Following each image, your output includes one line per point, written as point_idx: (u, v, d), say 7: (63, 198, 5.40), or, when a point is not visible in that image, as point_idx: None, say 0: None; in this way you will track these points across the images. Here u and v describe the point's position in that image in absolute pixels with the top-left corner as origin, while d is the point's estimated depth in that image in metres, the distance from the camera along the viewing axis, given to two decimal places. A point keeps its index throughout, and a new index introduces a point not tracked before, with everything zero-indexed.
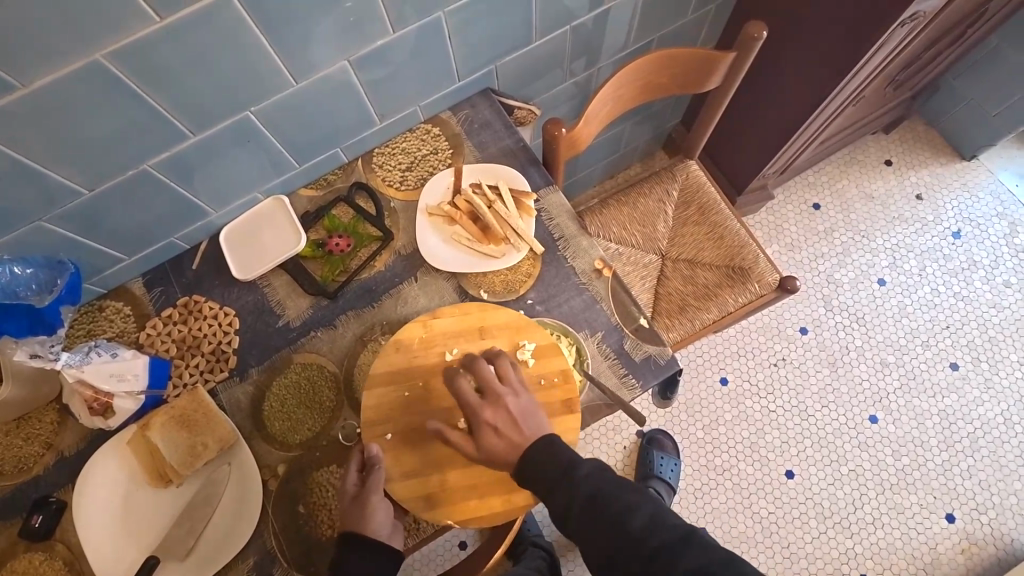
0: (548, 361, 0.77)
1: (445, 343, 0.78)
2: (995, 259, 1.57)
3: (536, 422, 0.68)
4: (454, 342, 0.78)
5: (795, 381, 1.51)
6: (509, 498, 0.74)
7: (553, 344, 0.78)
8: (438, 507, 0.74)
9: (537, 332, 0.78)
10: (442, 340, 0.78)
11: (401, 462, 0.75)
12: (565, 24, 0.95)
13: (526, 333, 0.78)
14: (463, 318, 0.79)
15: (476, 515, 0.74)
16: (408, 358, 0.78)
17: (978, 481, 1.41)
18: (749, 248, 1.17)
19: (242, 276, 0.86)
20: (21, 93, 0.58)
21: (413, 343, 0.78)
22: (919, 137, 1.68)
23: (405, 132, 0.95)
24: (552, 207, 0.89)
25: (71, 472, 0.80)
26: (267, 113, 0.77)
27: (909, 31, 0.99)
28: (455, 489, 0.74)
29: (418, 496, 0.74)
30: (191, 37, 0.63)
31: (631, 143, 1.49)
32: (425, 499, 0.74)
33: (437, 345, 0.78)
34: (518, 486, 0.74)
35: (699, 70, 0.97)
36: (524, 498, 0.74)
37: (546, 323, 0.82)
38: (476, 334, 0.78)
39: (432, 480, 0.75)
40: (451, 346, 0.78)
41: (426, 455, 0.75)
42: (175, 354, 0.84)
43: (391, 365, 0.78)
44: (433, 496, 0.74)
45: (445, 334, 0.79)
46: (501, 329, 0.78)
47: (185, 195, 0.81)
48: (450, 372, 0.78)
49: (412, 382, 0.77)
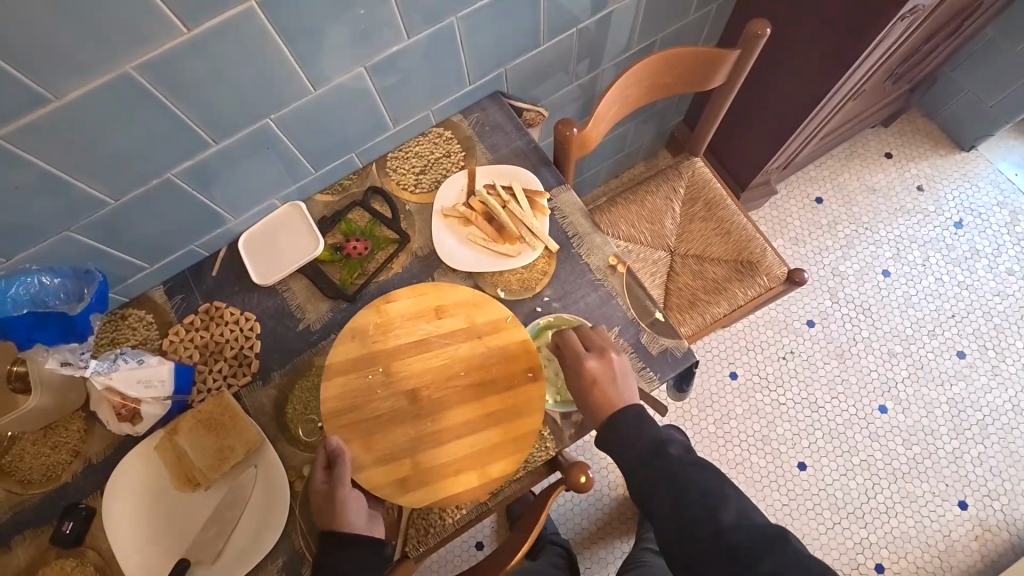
0: (507, 333, 0.79)
1: (403, 325, 0.80)
2: (998, 248, 1.59)
3: (628, 385, 0.74)
4: (413, 323, 0.80)
5: (804, 374, 1.52)
6: (485, 470, 0.75)
7: (509, 315, 0.80)
8: (413, 489, 0.75)
9: (495, 306, 0.81)
10: (400, 323, 0.80)
11: (370, 450, 0.76)
12: (571, 28, 0.97)
13: (487, 306, 0.81)
14: (420, 298, 0.81)
15: (450, 495, 0.75)
16: (368, 346, 0.79)
17: (989, 468, 1.42)
18: (756, 242, 1.18)
19: (262, 281, 0.88)
20: (55, 106, 0.60)
21: (370, 329, 0.80)
22: (918, 129, 1.70)
23: (417, 136, 0.96)
24: (565, 205, 0.90)
25: (99, 479, 0.81)
26: (286, 120, 0.79)
27: (908, 26, 1.00)
28: (428, 469, 0.75)
29: (391, 482, 0.75)
30: (215, 48, 0.64)
31: (635, 142, 1.51)
32: (399, 483, 0.75)
33: (396, 327, 0.80)
34: (493, 458, 0.76)
35: (704, 70, 0.99)
36: (500, 469, 0.75)
37: (564, 318, 0.83)
38: (433, 314, 0.80)
39: (405, 463, 0.75)
40: (410, 330, 0.80)
41: (395, 438, 0.76)
42: (198, 360, 0.85)
43: (350, 353, 0.79)
44: (407, 479, 0.75)
45: (402, 317, 0.80)
46: (459, 308, 0.81)
47: (206, 203, 0.82)
48: (413, 353, 0.79)
49: (373, 369, 0.79)
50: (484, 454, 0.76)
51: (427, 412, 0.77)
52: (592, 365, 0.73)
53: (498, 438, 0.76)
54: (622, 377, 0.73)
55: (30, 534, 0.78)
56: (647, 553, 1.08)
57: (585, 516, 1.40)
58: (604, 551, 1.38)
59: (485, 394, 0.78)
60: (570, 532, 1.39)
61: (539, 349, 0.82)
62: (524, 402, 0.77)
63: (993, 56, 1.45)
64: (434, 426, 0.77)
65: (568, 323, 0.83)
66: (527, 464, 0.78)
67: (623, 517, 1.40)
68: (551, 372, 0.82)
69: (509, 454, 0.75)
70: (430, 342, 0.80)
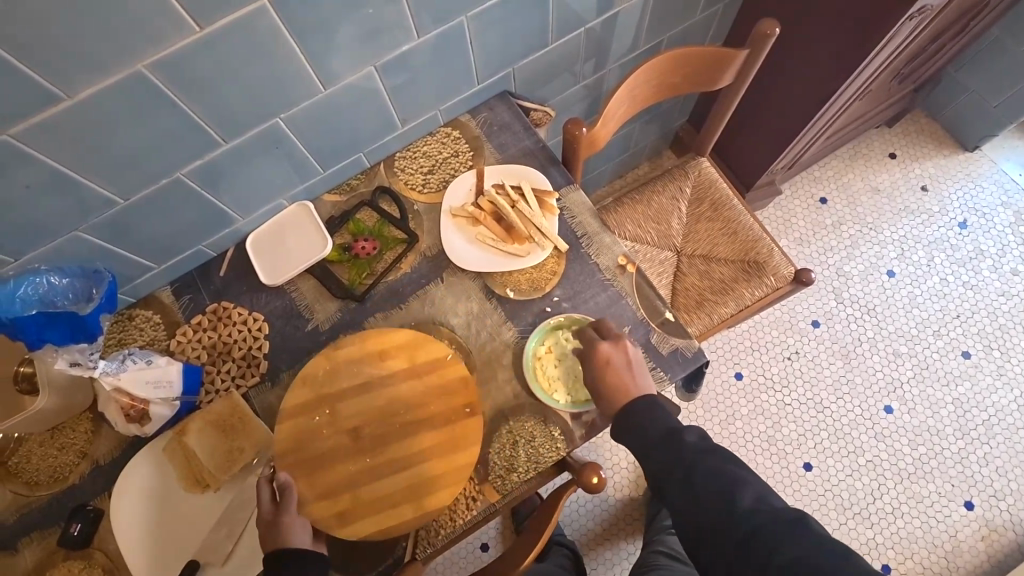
0: (447, 372, 0.78)
1: (348, 368, 0.79)
2: (1002, 248, 1.59)
3: (644, 376, 0.74)
4: (355, 367, 0.79)
5: (809, 375, 1.52)
6: (422, 504, 0.74)
7: (449, 354, 0.79)
8: (351, 522, 0.73)
9: (436, 347, 0.79)
10: (345, 366, 0.79)
11: (312, 485, 0.74)
12: (579, 28, 0.97)
13: (430, 348, 0.79)
14: (365, 343, 0.80)
15: (386, 528, 0.73)
16: (316, 389, 0.78)
17: (995, 468, 1.42)
18: (763, 242, 1.18)
19: (270, 282, 0.87)
20: (67, 104, 0.59)
21: (317, 374, 0.78)
22: (922, 129, 1.71)
23: (425, 136, 0.96)
24: (574, 205, 0.90)
25: (108, 480, 0.81)
26: (295, 119, 0.79)
27: (916, 25, 1.00)
28: (367, 504, 0.74)
29: (332, 515, 0.73)
30: (227, 46, 0.64)
31: (640, 143, 1.51)
32: (336, 516, 0.73)
33: (340, 372, 0.78)
34: (430, 492, 0.74)
35: (712, 69, 0.98)
36: (443, 499, 0.74)
37: (575, 318, 0.83)
38: (376, 356, 0.79)
39: (344, 497, 0.74)
40: (352, 373, 0.78)
41: (336, 475, 0.75)
42: (206, 360, 0.84)
43: (297, 397, 0.77)
44: (346, 513, 0.73)
45: (347, 361, 0.79)
46: (402, 349, 0.79)
47: (214, 202, 0.82)
48: (359, 393, 0.78)
49: (319, 410, 0.77)
50: (422, 488, 0.74)
51: (369, 451, 0.76)
52: (607, 351, 0.74)
53: (435, 472, 0.75)
54: (634, 364, 0.74)
55: (38, 536, 0.78)
56: (659, 556, 1.07)
57: (591, 517, 1.40)
58: (610, 552, 1.37)
59: (426, 430, 0.76)
60: (575, 533, 1.39)
61: (550, 348, 0.82)
62: (461, 441, 0.75)
63: (998, 56, 1.45)
64: (375, 463, 0.75)
65: (577, 323, 0.82)
66: (536, 464, 0.78)
67: (629, 518, 1.39)
68: (564, 372, 0.81)
69: (444, 488, 0.74)
70: (371, 385, 0.78)
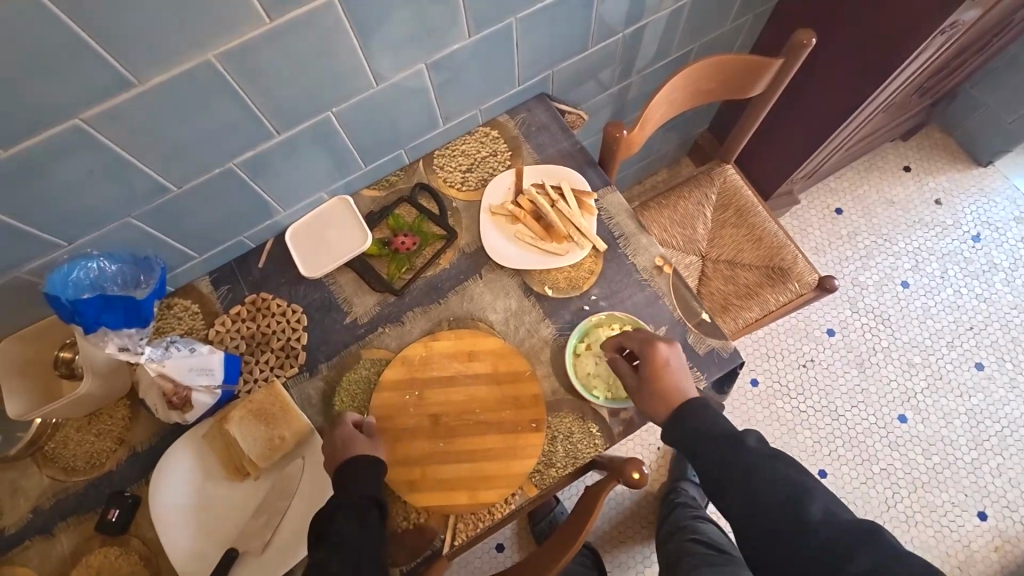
0: (523, 385, 0.80)
1: (443, 363, 0.82)
2: (1015, 262, 1.61)
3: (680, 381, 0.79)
4: (449, 363, 0.82)
5: (824, 382, 1.54)
6: (475, 494, 0.76)
7: (529, 369, 0.81)
8: (418, 490, 0.77)
9: (519, 360, 0.81)
10: (439, 360, 0.82)
11: (395, 449, 0.78)
12: (617, 33, 0.98)
13: (513, 358, 0.81)
14: (460, 340, 0.83)
15: (443, 505, 0.76)
16: (411, 371, 0.81)
17: (1007, 479, 1.43)
18: (788, 249, 1.20)
19: (310, 274, 0.88)
20: (138, 90, 0.60)
21: (415, 358, 0.82)
22: (935, 143, 1.74)
23: (464, 135, 0.97)
24: (611, 206, 0.91)
25: (144, 467, 0.81)
26: (346, 114, 0.80)
27: (945, 41, 1.02)
28: (435, 479, 0.77)
29: (402, 481, 0.77)
30: (292, 38, 0.65)
31: (661, 150, 1.53)
32: (407, 484, 0.77)
33: (435, 364, 0.82)
34: (485, 485, 0.76)
35: (747, 77, 1.00)
36: (488, 496, 0.76)
37: (615, 317, 0.84)
38: (466, 355, 0.82)
39: (416, 467, 0.78)
40: (443, 366, 0.81)
41: (414, 449, 0.78)
42: (245, 350, 0.85)
43: (394, 376, 0.81)
44: (414, 482, 0.77)
45: (442, 353, 0.82)
46: (488, 353, 0.82)
47: (259, 194, 0.82)
48: (448, 385, 0.81)
49: (410, 389, 0.81)
50: (479, 479, 0.77)
51: (445, 437, 0.79)
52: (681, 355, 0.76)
53: (496, 470, 0.77)
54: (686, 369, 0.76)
55: (74, 521, 0.78)
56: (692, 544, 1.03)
57: (606, 520, 1.40)
58: (625, 555, 1.37)
59: (491, 432, 0.79)
60: (590, 535, 1.39)
61: (591, 347, 0.83)
62: (528, 443, 0.78)
63: (1014, 74, 1.48)
64: (444, 448, 0.78)
65: (619, 322, 0.83)
66: (573, 462, 0.79)
67: (643, 521, 1.40)
68: (605, 370, 0.81)
69: (503, 484, 0.76)
70: (457, 378, 0.81)
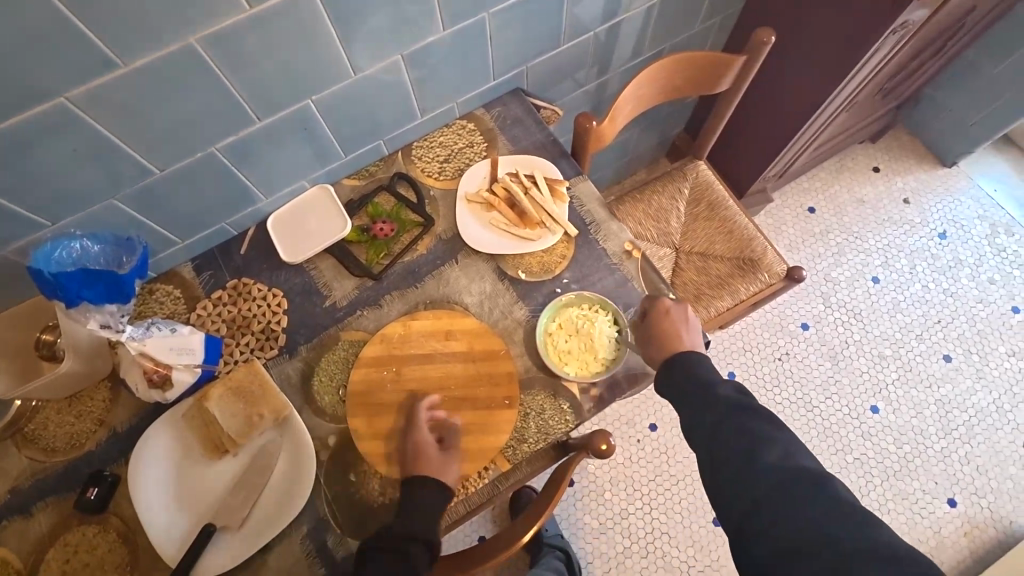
0: (498, 362, 0.83)
1: (420, 342, 0.84)
2: (980, 258, 1.67)
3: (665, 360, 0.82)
4: (426, 342, 0.84)
5: (799, 375, 1.58)
6: (449, 466, 0.79)
7: (503, 348, 0.83)
8: (394, 463, 0.79)
9: (493, 339, 0.84)
10: (417, 339, 0.84)
11: (371, 424, 0.80)
12: (589, 31, 1.03)
13: (487, 338, 0.84)
14: (436, 321, 0.85)
15: None
16: (389, 349, 0.84)
17: (975, 467, 1.47)
18: (758, 241, 1.24)
19: (290, 258, 0.91)
20: (123, 71, 0.63)
21: (394, 336, 0.85)
22: (903, 145, 1.80)
23: (442, 127, 1.01)
24: (583, 194, 0.95)
25: (123, 448, 0.82)
26: (325, 102, 0.83)
27: (898, 41, 1.07)
28: (410, 452, 0.79)
29: (378, 455, 0.79)
30: (271, 26, 0.68)
31: (638, 150, 1.58)
32: (383, 457, 0.79)
33: (412, 343, 0.84)
34: (459, 458, 0.79)
35: (714, 73, 1.05)
36: (462, 469, 0.79)
37: (584, 297, 0.86)
38: (442, 334, 0.84)
39: (392, 440, 0.80)
40: (421, 344, 0.84)
41: (391, 423, 0.81)
42: (226, 333, 0.87)
43: (372, 354, 0.84)
44: (390, 455, 0.79)
45: (419, 333, 0.85)
46: (465, 333, 0.84)
47: (242, 179, 0.85)
48: (425, 363, 0.83)
49: (388, 367, 0.83)
50: (453, 453, 0.79)
51: (421, 412, 0.81)
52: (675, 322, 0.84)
53: (470, 444, 0.80)
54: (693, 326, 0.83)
55: (53, 501, 0.79)
56: None
57: (586, 510, 1.43)
58: (604, 545, 1.40)
59: (465, 407, 0.81)
60: (571, 526, 1.41)
61: (561, 324, 0.85)
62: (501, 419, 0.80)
63: (973, 78, 1.55)
64: (420, 423, 0.81)
65: (588, 302, 0.86)
66: (546, 437, 0.81)
67: (623, 511, 1.42)
68: (576, 347, 0.84)
69: (477, 458, 0.79)
70: (435, 356, 0.84)
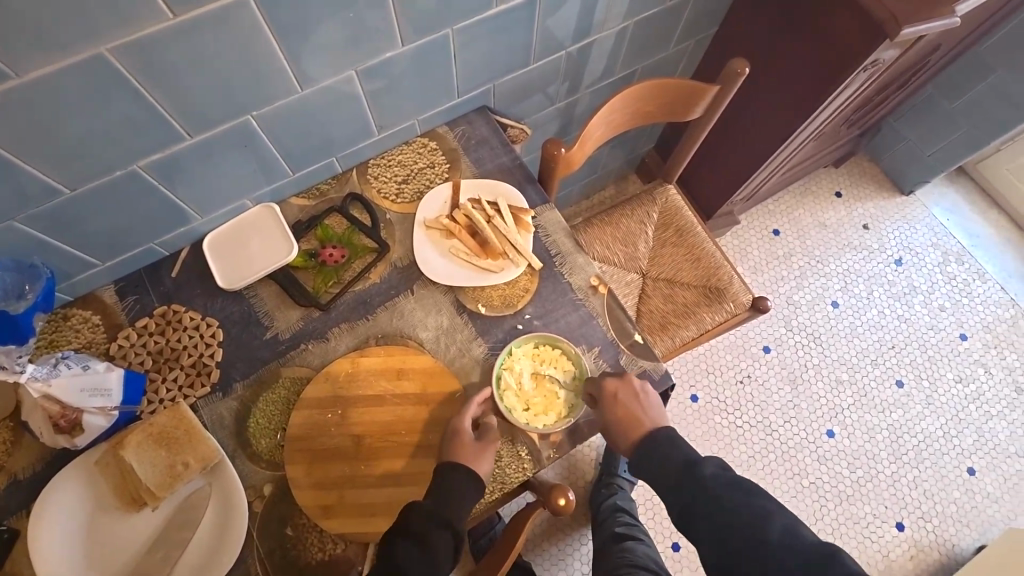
0: (455, 406, 0.77)
1: (369, 381, 0.78)
2: (932, 285, 1.72)
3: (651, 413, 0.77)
4: (376, 382, 0.78)
5: (759, 398, 1.58)
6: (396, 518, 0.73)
7: (460, 390, 0.78)
8: (335, 516, 0.72)
9: (449, 379, 0.78)
10: (366, 378, 0.78)
11: (311, 472, 0.74)
12: (559, 50, 0.98)
13: (443, 379, 0.78)
14: (387, 358, 0.79)
15: (361, 531, 0.72)
16: (334, 389, 0.77)
17: (922, 491, 1.51)
18: (724, 269, 1.22)
19: (227, 286, 0.83)
20: (14, 83, 0.55)
21: (340, 375, 0.78)
22: (864, 171, 1.83)
23: (400, 145, 0.95)
24: (549, 224, 0.90)
25: (25, 497, 0.72)
26: (268, 118, 0.75)
27: (868, 77, 1.06)
28: (354, 505, 0.73)
29: (318, 506, 0.73)
30: (200, 36, 0.61)
31: (607, 167, 1.55)
32: (323, 510, 0.73)
33: (361, 382, 0.78)
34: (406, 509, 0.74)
35: (683, 101, 1.02)
36: None
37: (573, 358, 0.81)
38: (394, 374, 0.78)
39: (334, 490, 0.73)
40: (369, 385, 0.78)
41: (334, 471, 0.74)
42: (151, 367, 0.79)
43: (316, 395, 0.77)
44: (331, 507, 0.73)
45: (368, 371, 0.78)
46: (418, 373, 0.79)
47: (173, 198, 0.77)
48: (373, 405, 0.77)
49: (333, 409, 0.77)
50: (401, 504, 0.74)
51: (366, 459, 0.75)
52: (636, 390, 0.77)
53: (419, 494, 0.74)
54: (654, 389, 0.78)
55: None
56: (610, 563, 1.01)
57: (543, 538, 1.37)
58: None
59: (416, 455, 0.76)
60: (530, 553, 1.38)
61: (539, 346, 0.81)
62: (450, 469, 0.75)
63: (932, 111, 1.58)
64: (366, 472, 0.75)
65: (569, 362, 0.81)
66: (500, 485, 0.77)
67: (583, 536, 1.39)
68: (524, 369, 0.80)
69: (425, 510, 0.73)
70: (384, 398, 0.77)
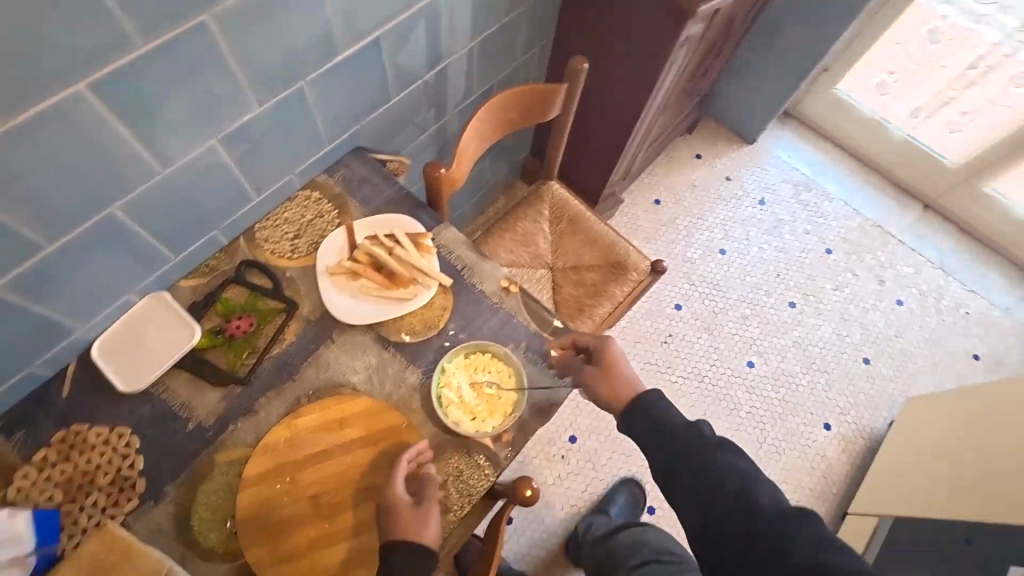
0: (404, 437, 0.78)
1: (312, 440, 0.76)
2: (793, 214, 1.97)
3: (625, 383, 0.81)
4: (319, 438, 0.77)
5: (684, 351, 1.72)
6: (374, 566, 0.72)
7: (404, 420, 0.79)
8: None
9: (391, 413, 0.79)
10: (308, 437, 0.76)
11: (273, 549, 0.71)
12: (416, 81, 1.03)
13: (386, 416, 0.79)
14: (323, 411, 0.78)
15: None
16: (276, 458, 0.75)
17: (835, 390, 1.71)
18: (619, 244, 1.33)
19: (130, 389, 0.77)
20: None
21: (279, 442, 0.76)
22: (713, 132, 2.07)
23: (284, 203, 0.94)
24: (449, 241, 0.94)
25: None
26: (136, 205, 0.73)
27: (687, 51, 1.22)
28: (327, 567, 0.71)
29: None
30: (37, 136, 0.58)
31: (493, 179, 1.63)
32: None
33: (303, 443, 0.76)
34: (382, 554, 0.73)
35: (540, 104, 1.10)
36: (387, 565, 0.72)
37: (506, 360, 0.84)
38: (335, 426, 0.77)
39: (302, 560, 0.71)
40: (312, 443, 0.76)
41: (298, 540, 0.72)
42: (63, 499, 0.71)
43: (259, 470, 0.74)
44: None
45: (308, 430, 0.77)
46: (359, 417, 0.78)
47: (45, 312, 0.71)
48: (321, 462, 0.76)
49: (280, 479, 0.74)
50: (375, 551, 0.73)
51: (328, 517, 0.73)
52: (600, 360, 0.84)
53: None
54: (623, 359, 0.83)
55: None
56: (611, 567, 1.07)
57: (529, 544, 1.39)
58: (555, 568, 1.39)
59: (377, 497, 0.75)
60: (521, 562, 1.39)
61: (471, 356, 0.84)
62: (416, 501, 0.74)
63: (750, 70, 1.82)
64: (331, 530, 0.73)
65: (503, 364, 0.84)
66: (468, 498, 0.77)
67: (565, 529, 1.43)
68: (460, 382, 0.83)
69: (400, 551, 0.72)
70: (331, 452, 0.76)
